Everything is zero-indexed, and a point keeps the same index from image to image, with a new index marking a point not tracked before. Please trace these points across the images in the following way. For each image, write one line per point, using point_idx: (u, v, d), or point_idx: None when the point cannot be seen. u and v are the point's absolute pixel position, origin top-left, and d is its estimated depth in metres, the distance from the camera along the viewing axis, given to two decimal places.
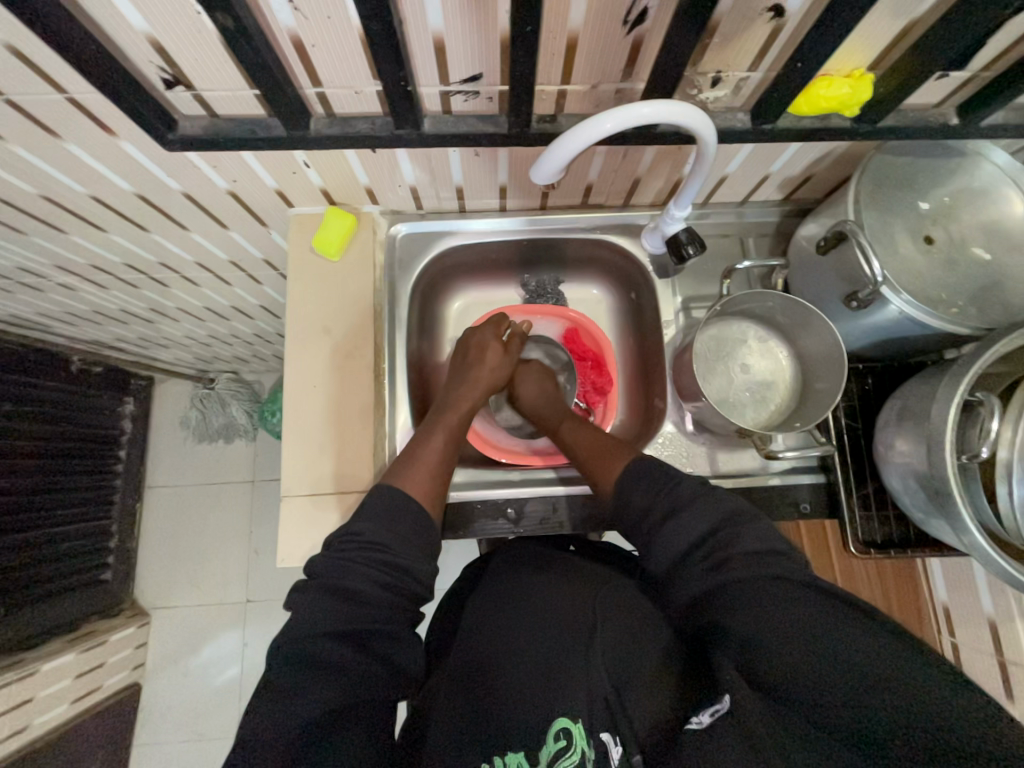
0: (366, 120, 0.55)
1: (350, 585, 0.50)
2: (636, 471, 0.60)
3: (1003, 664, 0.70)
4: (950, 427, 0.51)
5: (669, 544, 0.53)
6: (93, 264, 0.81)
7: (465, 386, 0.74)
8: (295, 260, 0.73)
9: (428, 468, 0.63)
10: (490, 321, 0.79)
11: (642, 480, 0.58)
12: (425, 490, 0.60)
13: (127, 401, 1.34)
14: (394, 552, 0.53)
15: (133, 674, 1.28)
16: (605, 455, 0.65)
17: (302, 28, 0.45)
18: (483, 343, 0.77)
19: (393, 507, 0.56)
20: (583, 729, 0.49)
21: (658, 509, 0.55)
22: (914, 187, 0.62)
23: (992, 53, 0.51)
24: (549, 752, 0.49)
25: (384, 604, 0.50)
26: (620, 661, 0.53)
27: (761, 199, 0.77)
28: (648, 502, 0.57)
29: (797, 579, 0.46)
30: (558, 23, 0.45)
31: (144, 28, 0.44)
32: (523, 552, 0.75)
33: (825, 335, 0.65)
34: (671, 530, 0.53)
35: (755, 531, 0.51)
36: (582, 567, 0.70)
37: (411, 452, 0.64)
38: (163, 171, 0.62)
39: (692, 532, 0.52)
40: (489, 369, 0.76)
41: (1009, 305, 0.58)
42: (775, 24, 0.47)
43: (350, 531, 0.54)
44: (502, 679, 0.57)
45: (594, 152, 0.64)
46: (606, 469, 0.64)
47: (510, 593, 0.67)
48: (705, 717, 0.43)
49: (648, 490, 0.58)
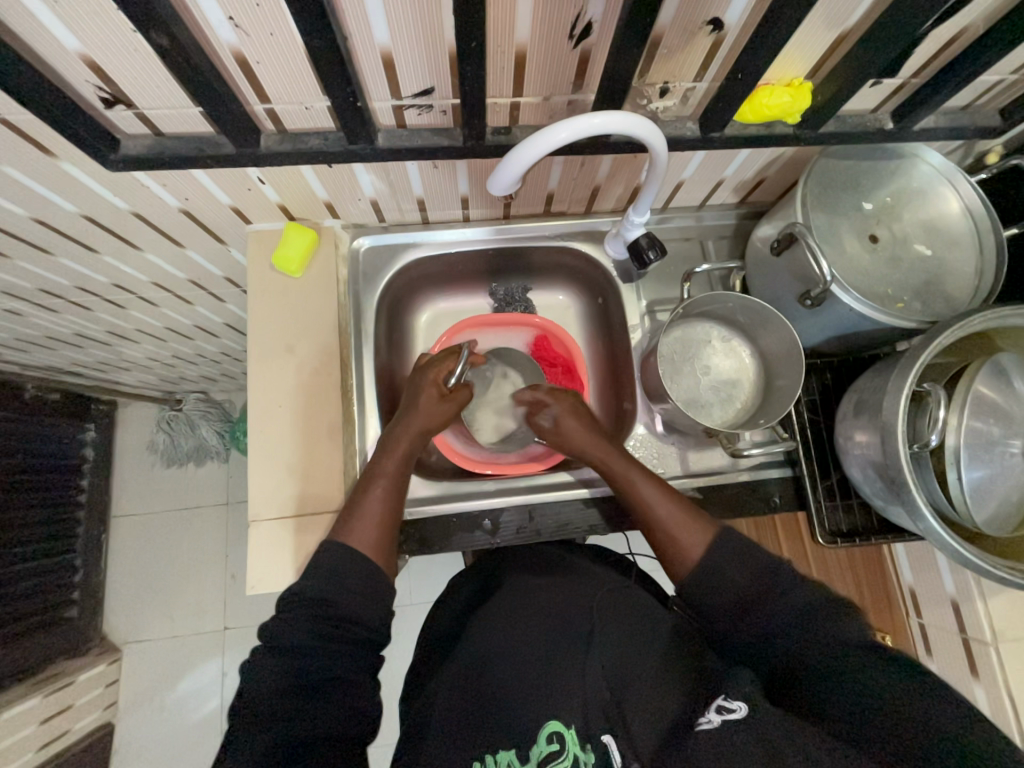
0: (318, 135, 0.55)
1: (292, 648, 0.49)
2: (728, 547, 0.56)
3: (966, 640, 0.73)
4: (901, 419, 0.53)
5: (767, 619, 0.51)
6: (41, 289, 0.78)
7: (404, 432, 0.65)
8: (255, 279, 0.71)
9: (382, 518, 0.59)
10: (433, 366, 0.70)
11: (742, 554, 0.55)
12: (373, 543, 0.56)
13: (88, 428, 1.29)
14: (337, 603, 0.52)
15: (104, 715, 1.21)
16: (684, 522, 0.59)
17: (244, 45, 0.44)
18: (423, 392, 0.67)
19: (340, 565, 0.53)
20: (576, 735, 0.51)
21: (757, 587, 0.53)
22: (858, 187, 0.65)
23: (921, 60, 0.54)
24: (539, 753, 0.51)
25: (336, 654, 0.50)
26: (621, 671, 0.55)
27: (717, 203, 0.79)
28: (749, 577, 0.53)
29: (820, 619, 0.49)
30: (506, 38, 0.46)
31: (77, 48, 0.43)
32: (530, 554, 0.76)
33: (783, 332, 0.67)
34: (774, 604, 0.51)
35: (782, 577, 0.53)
36: (580, 567, 0.73)
37: (357, 499, 0.60)
38: (110, 190, 0.60)
39: (795, 606, 0.51)
40: (424, 412, 0.66)
41: (950, 298, 0.61)
42: (714, 37, 0.49)
43: (293, 590, 0.52)
44: (506, 676, 0.59)
45: (552, 161, 0.65)
46: (687, 548, 0.57)
47: (516, 595, 0.68)
48: (716, 716, 0.44)
49: (745, 566, 0.54)
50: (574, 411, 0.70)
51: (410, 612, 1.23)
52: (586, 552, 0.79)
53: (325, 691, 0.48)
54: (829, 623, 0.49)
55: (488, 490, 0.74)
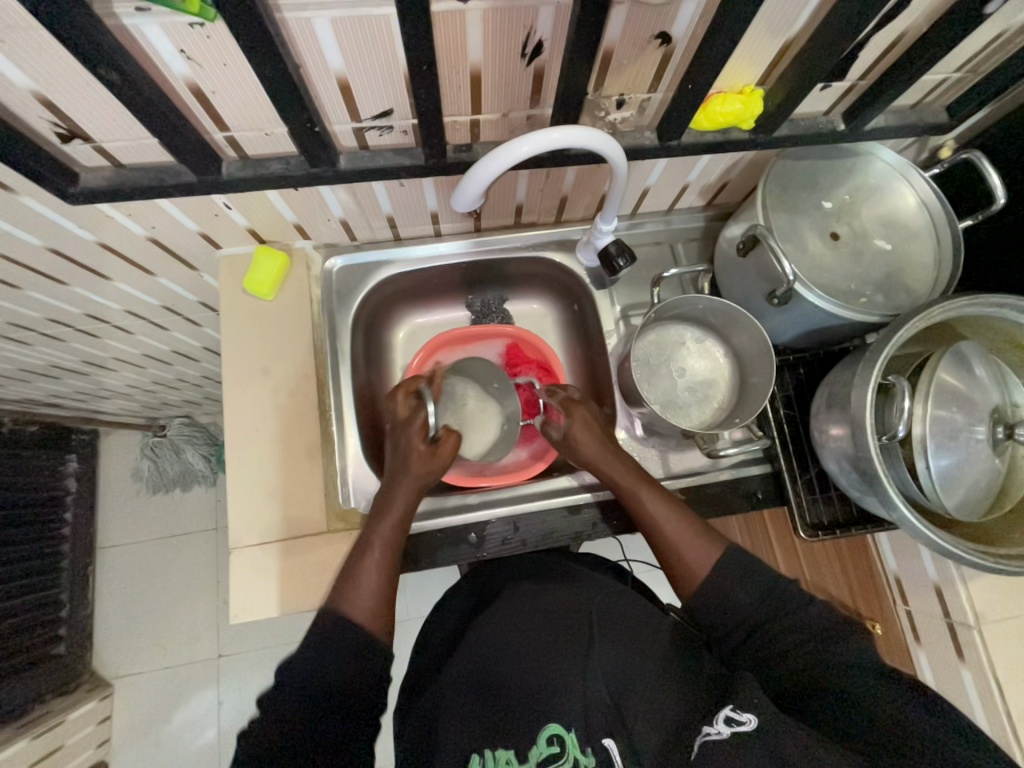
0: (280, 159, 0.55)
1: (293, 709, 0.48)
2: (736, 568, 0.57)
3: (951, 625, 0.74)
4: (869, 411, 0.54)
5: (778, 642, 0.52)
6: (12, 322, 0.77)
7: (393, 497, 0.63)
8: (229, 305, 0.71)
9: (380, 584, 0.58)
10: (412, 423, 0.65)
11: (749, 575, 0.56)
12: (371, 610, 0.55)
13: (69, 459, 1.27)
14: (327, 676, 0.50)
15: (98, 752, 1.18)
16: (691, 540, 0.60)
17: (198, 76, 0.44)
18: (407, 453, 0.64)
19: (331, 636, 0.52)
20: (576, 738, 0.52)
21: (768, 610, 0.54)
22: (817, 187, 0.66)
23: (866, 63, 0.56)
24: (539, 753, 0.52)
25: (334, 714, 0.49)
26: (623, 674, 0.55)
27: (685, 206, 0.80)
28: (758, 598, 0.55)
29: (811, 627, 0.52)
30: (459, 59, 0.47)
31: (28, 86, 0.43)
32: (529, 564, 0.76)
33: (753, 331, 0.69)
34: (785, 628, 0.53)
35: (780, 595, 0.54)
36: (579, 574, 0.73)
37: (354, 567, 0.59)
38: (74, 222, 0.60)
39: (806, 626, 0.52)
40: (416, 472, 0.63)
41: (910, 290, 0.63)
42: (664, 49, 0.50)
43: (285, 665, 0.51)
44: (505, 681, 0.59)
45: (518, 174, 0.66)
46: (694, 565, 0.58)
47: (515, 603, 0.68)
48: (725, 726, 0.44)
49: (752, 587, 0.55)
50: (592, 427, 0.68)
51: (405, 628, 1.22)
52: (576, 559, 0.79)
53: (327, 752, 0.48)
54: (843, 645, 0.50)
55: (473, 503, 0.74)
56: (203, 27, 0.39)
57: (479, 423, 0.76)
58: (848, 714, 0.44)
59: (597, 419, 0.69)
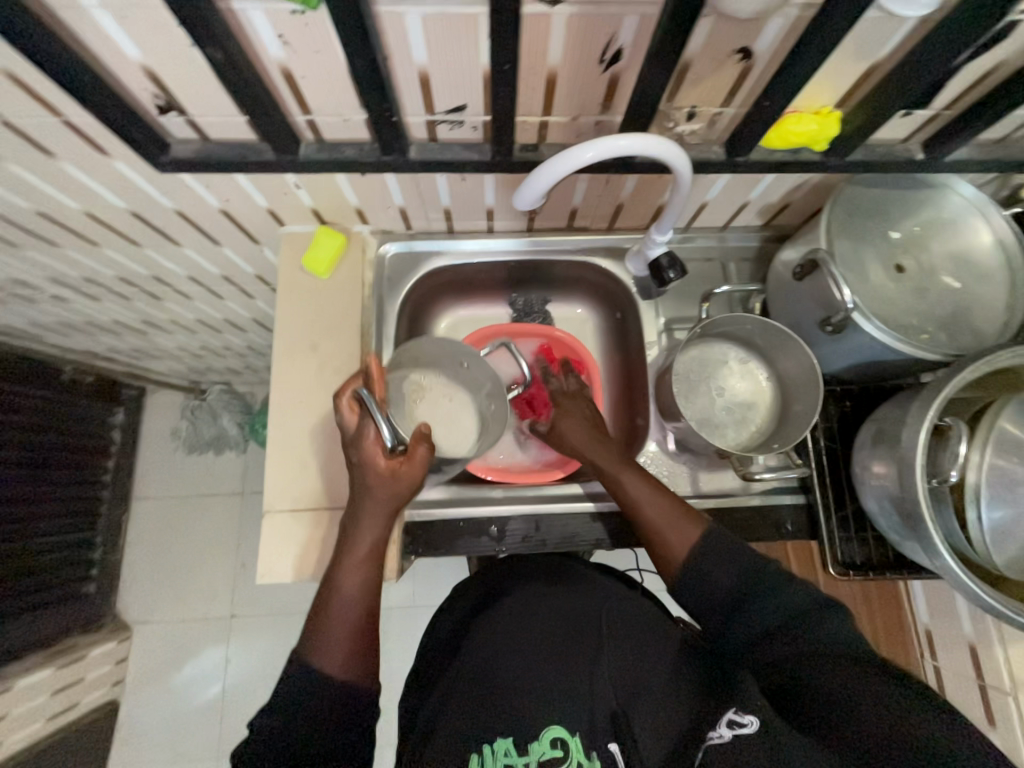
0: (353, 145, 0.57)
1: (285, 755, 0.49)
2: (718, 548, 0.57)
3: (983, 689, 0.70)
4: (921, 451, 0.52)
5: (755, 620, 0.53)
6: (86, 277, 0.82)
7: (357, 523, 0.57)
8: (286, 280, 0.74)
9: (349, 629, 0.54)
10: (364, 436, 0.58)
11: (728, 554, 0.57)
12: (342, 660, 0.52)
13: (117, 411, 1.35)
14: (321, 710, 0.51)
15: (112, 691, 1.25)
16: (672, 518, 0.60)
17: (291, 60, 0.46)
18: (368, 468, 0.58)
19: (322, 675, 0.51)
20: (581, 743, 0.53)
21: (745, 589, 0.54)
22: (885, 216, 0.64)
23: (954, 93, 0.54)
24: (542, 753, 0.53)
25: (342, 726, 0.51)
26: (630, 681, 0.56)
27: (742, 225, 0.79)
28: (736, 579, 0.55)
29: (836, 649, 0.49)
30: (538, 61, 0.48)
31: (138, 58, 0.46)
32: (528, 566, 0.74)
33: (802, 356, 0.67)
34: (761, 609, 0.53)
35: (786, 600, 0.53)
36: (580, 574, 0.72)
37: (320, 613, 0.54)
38: (156, 189, 0.64)
39: (784, 609, 0.52)
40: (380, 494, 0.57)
41: (976, 332, 0.60)
42: (744, 64, 0.49)
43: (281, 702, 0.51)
44: (508, 677, 0.60)
45: (578, 178, 0.66)
46: (677, 542, 0.58)
47: (521, 600, 0.68)
48: (727, 730, 0.45)
49: (732, 566, 0.56)
50: (581, 419, 0.71)
51: (412, 614, 1.24)
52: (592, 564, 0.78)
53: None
54: (826, 628, 0.51)
55: (496, 497, 0.74)
56: (303, 14, 0.41)
57: (453, 418, 0.72)
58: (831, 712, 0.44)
59: (585, 410, 0.72)
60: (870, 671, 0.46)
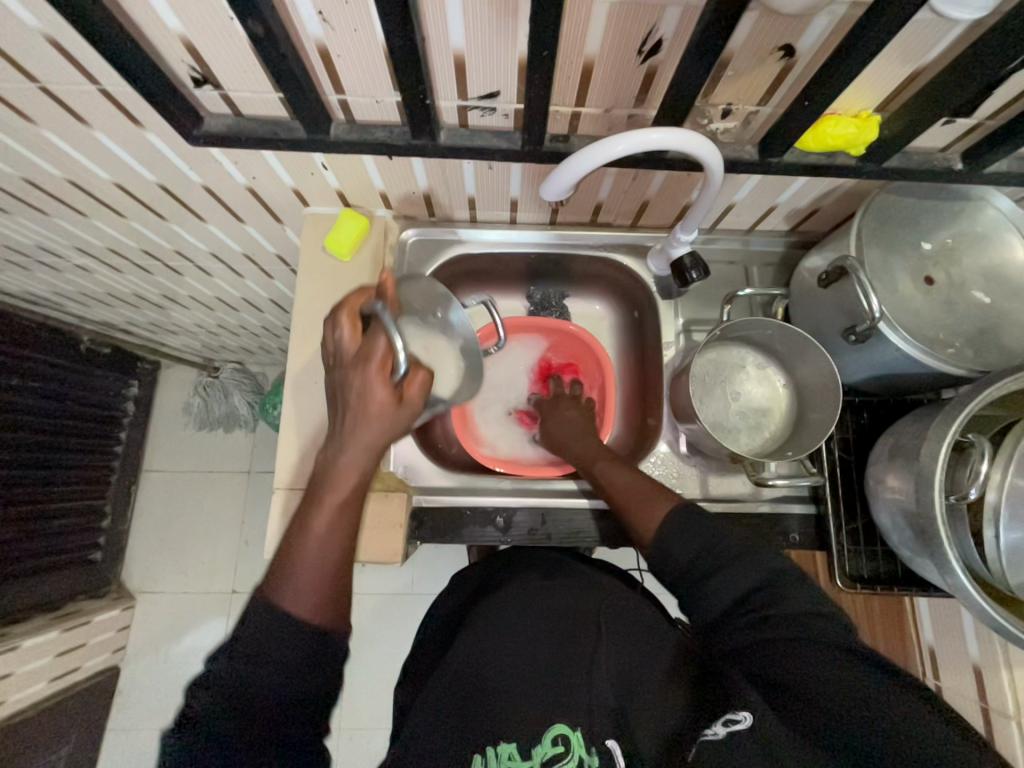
0: (384, 128, 0.57)
1: (232, 717, 0.44)
2: (682, 524, 0.56)
3: (986, 710, 0.69)
4: (940, 467, 0.51)
5: (714, 599, 0.52)
6: (110, 247, 0.83)
7: (341, 450, 0.53)
8: (307, 260, 0.75)
9: (320, 574, 0.49)
10: (370, 356, 0.52)
11: (691, 529, 0.56)
12: (313, 604, 0.48)
13: (132, 384, 1.36)
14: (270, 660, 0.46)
15: (114, 657, 1.27)
16: (643, 494, 0.61)
17: (329, 38, 0.46)
18: (362, 390, 0.52)
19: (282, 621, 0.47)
20: (582, 738, 0.52)
21: (704, 564, 0.54)
22: (918, 226, 0.63)
23: (999, 102, 0.52)
24: (545, 752, 0.52)
25: (297, 669, 0.46)
26: (626, 676, 0.56)
27: (767, 229, 0.78)
28: (694, 555, 0.55)
29: (795, 629, 0.49)
30: (576, 49, 0.47)
31: (177, 28, 0.46)
32: (535, 557, 0.75)
33: (822, 365, 0.66)
34: (717, 587, 0.52)
35: (741, 577, 0.52)
36: (581, 571, 0.72)
37: (291, 548, 0.50)
38: (185, 163, 0.64)
39: (739, 587, 0.52)
40: (371, 423, 0.52)
41: (1005, 349, 0.59)
42: (785, 63, 0.48)
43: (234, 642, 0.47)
44: (506, 671, 0.59)
45: (605, 172, 0.66)
46: (648, 517, 0.59)
47: (517, 593, 0.68)
48: (722, 727, 0.45)
49: (695, 541, 0.55)
50: (569, 415, 0.77)
51: (411, 601, 1.25)
52: (595, 562, 0.78)
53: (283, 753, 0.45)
54: (785, 606, 0.50)
55: (504, 488, 0.74)
56: None
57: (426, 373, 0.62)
58: (812, 706, 0.45)
59: (574, 409, 0.78)
60: (845, 662, 0.46)
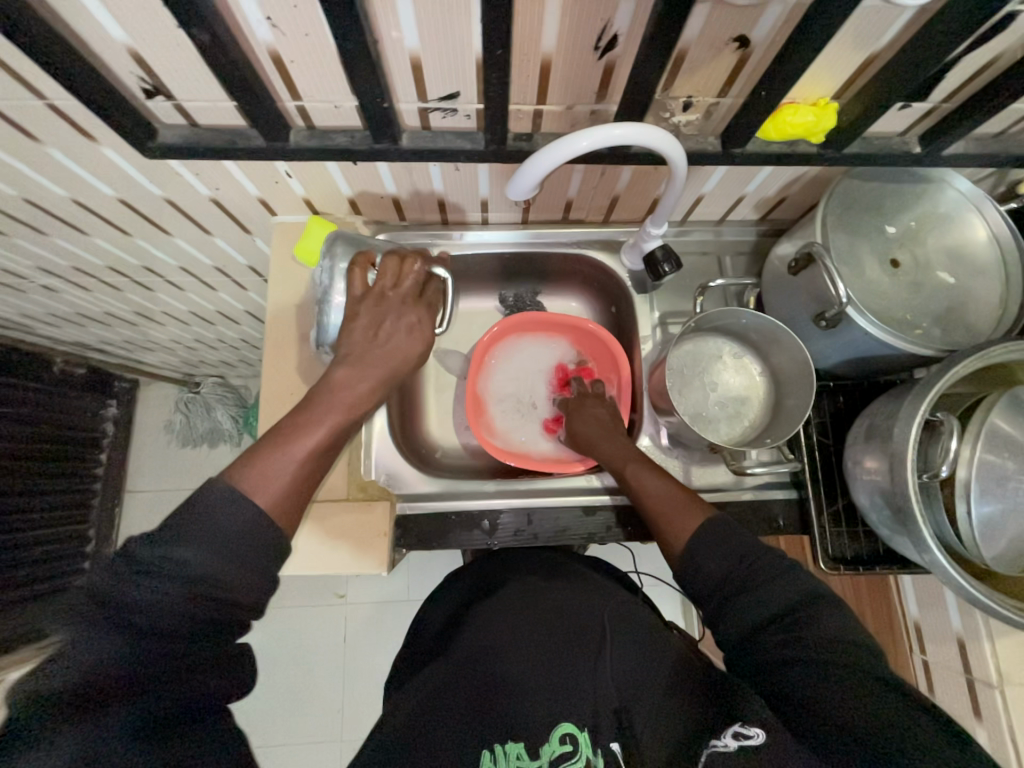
0: (345, 133, 0.56)
1: (157, 612, 0.43)
2: (716, 535, 0.56)
3: (972, 682, 0.71)
4: (911, 447, 0.51)
5: (741, 617, 0.51)
6: (75, 266, 0.81)
7: (371, 371, 0.59)
8: (278, 271, 0.74)
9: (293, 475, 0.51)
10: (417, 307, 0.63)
11: (725, 543, 0.55)
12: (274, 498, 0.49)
13: (111, 403, 1.34)
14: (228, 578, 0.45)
15: None
16: (677, 504, 0.60)
17: (280, 44, 0.45)
18: (415, 328, 0.63)
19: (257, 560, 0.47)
20: (589, 738, 0.53)
21: (734, 580, 0.53)
22: (882, 210, 0.64)
23: (952, 85, 0.53)
24: (553, 752, 0.53)
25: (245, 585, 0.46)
26: (630, 678, 0.57)
27: (738, 219, 0.79)
28: (726, 570, 0.54)
29: (828, 649, 0.47)
30: (532, 47, 0.47)
31: (124, 40, 0.45)
32: (528, 560, 0.75)
33: (795, 351, 0.67)
34: (747, 603, 0.51)
35: (772, 596, 0.51)
36: (585, 575, 0.72)
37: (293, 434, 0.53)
38: (145, 177, 0.63)
39: (770, 605, 0.50)
40: (404, 359, 0.62)
41: (970, 327, 0.60)
42: (740, 54, 0.49)
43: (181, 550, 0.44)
44: (510, 673, 0.59)
45: (572, 169, 0.66)
46: (681, 526, 0.58)
47: (518, 594, 0.68)
48: (733, 739, 0.46)
49: (726, 556, 0.54)
50: (596, 412, 0.75)
51: (404, 608, 1.25)
52: (584, 559, 0.79)
53: (194, 654, 0.44)
54: (817, 626, 0.48)
55: (489, 490, 0.74)
56: None
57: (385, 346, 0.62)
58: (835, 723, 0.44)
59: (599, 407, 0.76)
60: (866, 682, 0.45)
